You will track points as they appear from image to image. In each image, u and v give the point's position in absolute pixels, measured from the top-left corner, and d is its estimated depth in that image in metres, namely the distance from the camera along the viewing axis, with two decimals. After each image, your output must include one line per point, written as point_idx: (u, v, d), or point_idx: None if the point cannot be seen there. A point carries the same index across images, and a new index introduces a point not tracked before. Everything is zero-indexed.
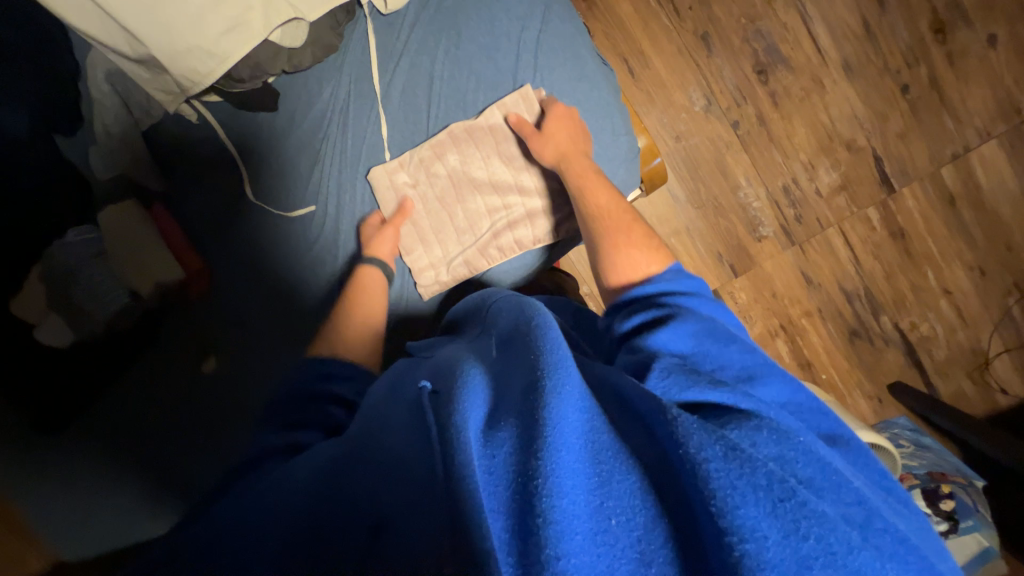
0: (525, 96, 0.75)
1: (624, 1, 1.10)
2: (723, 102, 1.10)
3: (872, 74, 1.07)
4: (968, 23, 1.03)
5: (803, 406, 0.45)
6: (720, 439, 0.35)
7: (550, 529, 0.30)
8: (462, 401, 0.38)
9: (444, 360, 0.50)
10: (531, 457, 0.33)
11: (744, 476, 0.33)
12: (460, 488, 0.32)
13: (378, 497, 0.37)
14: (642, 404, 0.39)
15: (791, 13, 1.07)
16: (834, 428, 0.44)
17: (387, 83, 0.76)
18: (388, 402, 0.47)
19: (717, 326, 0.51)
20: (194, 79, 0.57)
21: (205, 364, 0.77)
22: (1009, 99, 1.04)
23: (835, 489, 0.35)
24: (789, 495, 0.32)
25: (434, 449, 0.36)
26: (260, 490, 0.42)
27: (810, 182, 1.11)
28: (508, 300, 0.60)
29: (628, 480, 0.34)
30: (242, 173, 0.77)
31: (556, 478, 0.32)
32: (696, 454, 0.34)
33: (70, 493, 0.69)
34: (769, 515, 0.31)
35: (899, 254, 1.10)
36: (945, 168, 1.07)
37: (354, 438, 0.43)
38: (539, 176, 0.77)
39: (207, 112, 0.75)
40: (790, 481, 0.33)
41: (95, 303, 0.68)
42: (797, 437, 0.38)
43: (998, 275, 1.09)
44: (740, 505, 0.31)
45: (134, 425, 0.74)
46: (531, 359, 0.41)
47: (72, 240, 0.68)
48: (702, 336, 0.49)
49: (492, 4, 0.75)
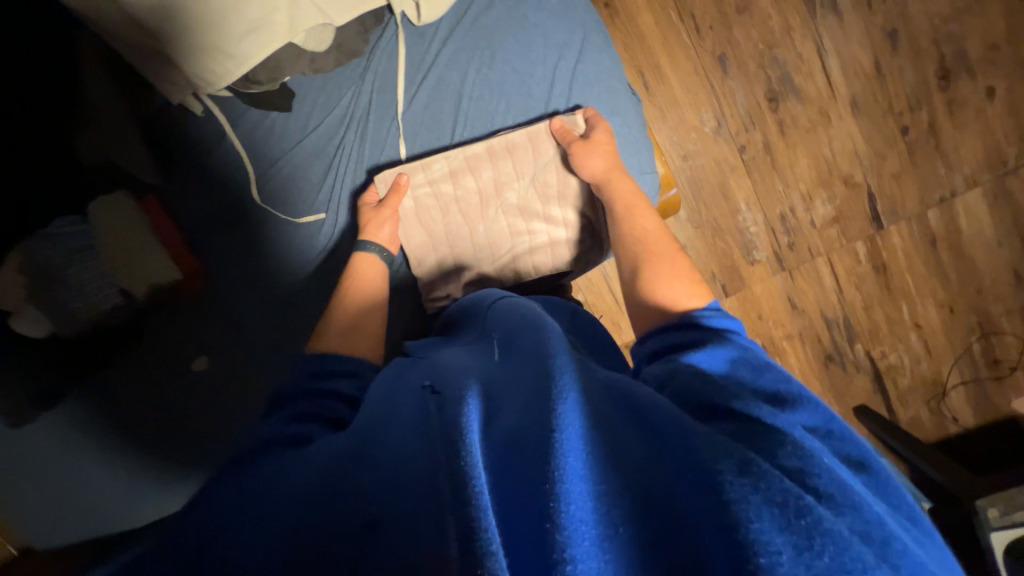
0: (572, 127, 0.73)
1: (646, 13, 1.09)
2: (732, 125, 1.11)
3: (876, 114, 1.09)
4: (971, 73, 1.07)
5: (839, 431, 0.40)
6: (732, 451, 0.33)
7: (561, 535, 0.29)
8: (466, 408, 0.37)
9: (443, 364, 0.50)
10: (541, 461, 0.32)
11: (758, 491, 0.30)
12: (461, 486, 0.31)
13: (367, 489, 0.34)
14: (655, 415, 0.38)
15: (808, 43, 1.08)
16: (864, 455, 0.39)
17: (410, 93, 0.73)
18: (382, 405, 0.47)
19: (751, 355, 0.48)
20: (207, 79, 0.56)
21: (193, 364, 0.74)
22: (997, 152, 1.09)
23: (860, 506, 0.31)
24: (801, 513, 0.29)
25: (438, 451, 0.35)
26: (260, 479, 0.40)
27: (806, 212, 1.14)
28: (515, 301, 0.60)
29: (635, 491, 0.33)
30: (247, 173, 0.73)
31: (565, 484, 0.31)
32: (711, 464, 0.32)
33: (47, 480, 0.70)
34: (782, 529, 0.29)
35: (879, 288, 1.15)
36: (931, 211, 1.12)
37: (359, 431, 0.43)
38: (567, 205, 0.75)
39: (216, 107, 0.71)
40: (803, 495, 0.30)
41: (84, 298, 0.67)
42: (817, 455, 0.35)
43: (965, 314, 1.15)
44: (755, 519, 0.29)
45: (110, 413, 0.72)
46: (538, 368, 0.41)
47: (59, 232, 0.66)
48: (737, 361, 0.47)
49: (531, 29, 0.73)
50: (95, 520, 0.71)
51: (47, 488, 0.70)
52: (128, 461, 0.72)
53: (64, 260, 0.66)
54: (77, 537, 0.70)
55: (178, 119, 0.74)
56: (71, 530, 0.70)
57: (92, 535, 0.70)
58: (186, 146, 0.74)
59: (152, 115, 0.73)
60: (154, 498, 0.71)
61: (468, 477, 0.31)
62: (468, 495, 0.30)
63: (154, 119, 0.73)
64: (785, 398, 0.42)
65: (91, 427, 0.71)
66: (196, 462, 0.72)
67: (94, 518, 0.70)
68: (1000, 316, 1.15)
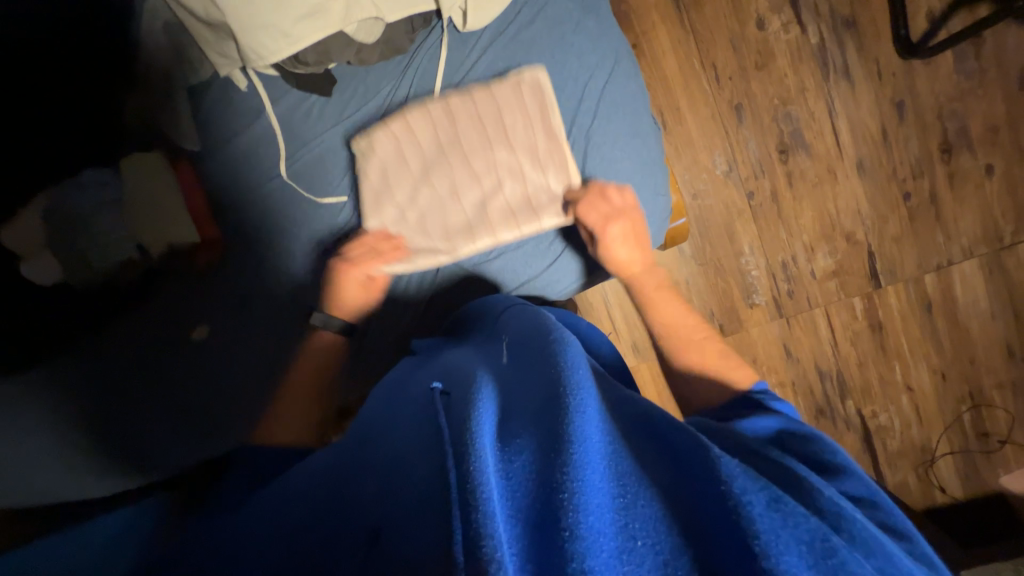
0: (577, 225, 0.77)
1: (670, 58, 1.15)
2: (743, 171, 1.16)
3: (880, 177, 1.14)
4: (972, 150, 1.12)
5: (879, 503, 0.43)
6: (767, 488, 0.35)
7: (578, 544, 0.30)
8: (478, 410, 0.39)
9: (454, 365, 0.52)
10: (558, 470, 0.33)
11: (787, 527, 0.32)
12: (471, 487, 0.32)
13: (376, 499, 0.38)
14: (678, 441, 0.40)
15: (820, 103, 1.14)
16: (893, 523, 0.41)
17: (432, 110, 0.75)
18: (399, 407, 0.49)
19: (810, 434, 0.52)
20: (261, 53, 0.61)
21: (194, 333, 0.75)
22: (995, 227, 1.13)
23: (888, 558, 0.34)
24: (827, 551, 0.32)
25: (446, 446, 0.36)
26: (276, 509, 0.45)
27: (808, 263, 1.17)
28: (519, 311, 0.63)
29: (661, 509, 0.34)
30: (278, 147, 0.76)
31: (584, 495, 0.32)
32: (738, 494, 0.34)
33: (23, 435, 0.70)
34: (808, 565, 0.30)
35: (874, 346, 1.17)
36: (929, 276, 1.15)
37: (360, 454, 0.45)
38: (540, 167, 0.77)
39: (259, 83, 0.74)
40: (829, 535, 0.33)
41: (102, 252, 0.70)
42: (843, 505, 0.37)
43: (957, 382, 1.16)
44: (784, 551, 0.31)
45: (100, 374, 0.72)
46: (552, 377, 0.43)
47: (87, 182, 0.71)
48: (782, 432, 0.53)
49: (567, 47, 0.78)
50: (67, 486, 0.72)
51: (27, 447, 0.70)
52: (110, 430, 0.72)
53: (88, 209, 0.70)
54: (44, 499, 0.71)
55: (218, 85, 0.75)
56: (55, 491, 0.71)
57: (58, 497, 0.72)
58: (219, 113, 0.76)
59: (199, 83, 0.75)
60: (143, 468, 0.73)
61: (474, 483, 0.32)
62: (477, 502, 0.31)
63: (197, 85, 0.75)
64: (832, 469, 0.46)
65: (78, 388, 0.72)
66: (190, 433, 0.74)
67: (79, 482, 0.72)
68: (991, 388, 1.15)
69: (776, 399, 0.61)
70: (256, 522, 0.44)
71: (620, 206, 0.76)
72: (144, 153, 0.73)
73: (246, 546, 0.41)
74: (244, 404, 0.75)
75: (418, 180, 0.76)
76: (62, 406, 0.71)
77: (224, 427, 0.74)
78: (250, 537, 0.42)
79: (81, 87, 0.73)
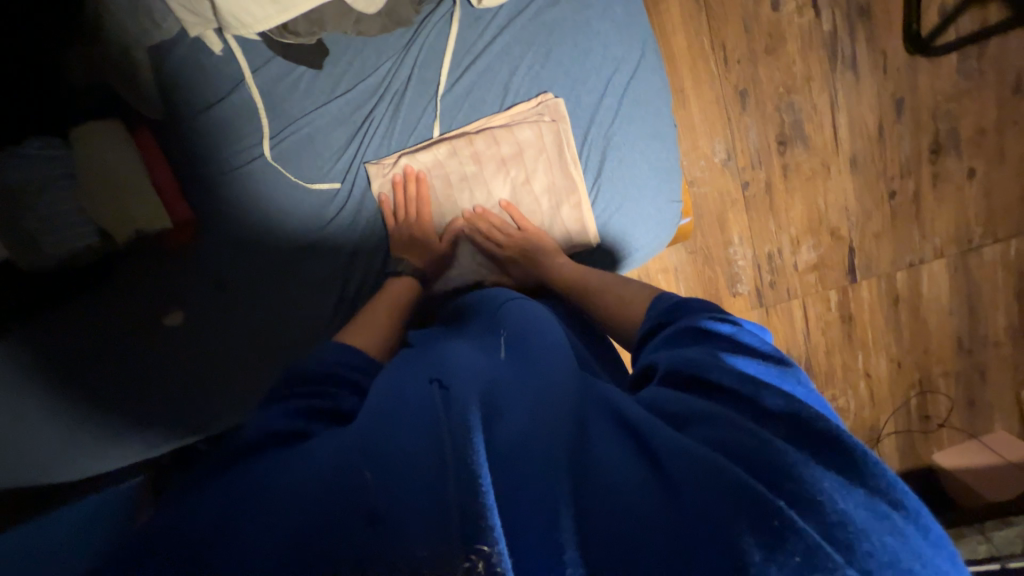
0: (592, 235, 0.78)
1: (680, 35, 1.10)
2: (741, 161, 1.14)
3: (870, 174, 1.15)
4: (958, 152, 1.14)
5: (811, 410, 0.37)
6: (712, 461, 0.34)
7: (561, 534, 0.32)
8: (467, 408, 0.39)
9: (451, 356, 0.50)
10: (540, 470, 0.35)
11: (724, 489, 0.32)
12: (467, 478, 0.34)
13: (373, 479, 0.36)
14: (640, 418, 0.39)
15: (823, 95, 1.12)
16: (842, 433, 0.36)
17: (453, 146, 0.75)
18: (393, 387, 0.47)
19: (720, 359, 0.43)
20: (244, 19, 0.57)
21: (168, 317, 0.72)
22: (966, 228, 1.18)
23: (822, 507, 0.32)
24: (770, 515, 0.31)
25: (442, 437, 0.37)
26: (245, 486, 0.39)
27: (792, 255, 1.19)
28: (528, 308, 0.59)
29: (629, 500, 0.34)
30: (260, 122, 0.72)
31: (559, 486, 0.34)
32: (699, 471, 0.34)
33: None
34: (757, 532, 0.30)
35: (842, 336, 1.22)
36: (901, 272, 1.20)
37: (373, 417, 0.42)
38: (557, 192, 0.78)
39: (236, 48, 0.69)
40: (771, 496, 0.32)
41: (52, 236, 0.65)
42: (786, 454, 0.34)
43: (910, 370, 1.24)
44: (735, 525, 0.31)
45: (71, 352, 0.69)
46: (544, 378, 0.44)
47: (31, 155, 0.64)
48: (705, 359, 0.43)
49: (592, 36, 0.76)
50: (49, 469, 0.70)
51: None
52: (90, 412, 0.70)
53: (37, 186, 0.64)
54: (20, 478, 0.68)
55: (183, 47, 0.69)
56: (38, 472, 0.69)
57: (36, 478, 0.69)
58: (186, 79, 0.70)
59: (158, 48, 0.69)
60: (128, 450, 0.71)
61: (471, 474, 0.34)
62: (475, 491, 0.33)
63: (157, 49, 0.69)
64: (751, 390, 0.39)
65: (54, 373, 0.69)
66: (172, 415, 0.72)
67: (63, 462, 0.69)
68: (938, 376, 1.24)
69: (719, 320, 0.49)
70: (223, 490, 0.40)
71: (518, 235, 0.76)
72: (105, 124, 0.68)
73: (221, 514, 0.37)
74: (234, 391, 0.73)
75: (437, 215, 0.78)
76: (35, 386, 0.69)
77: (213, 415, 0.72)
78: (235, 490, 0.39)
79: (39, 64, 0.67)
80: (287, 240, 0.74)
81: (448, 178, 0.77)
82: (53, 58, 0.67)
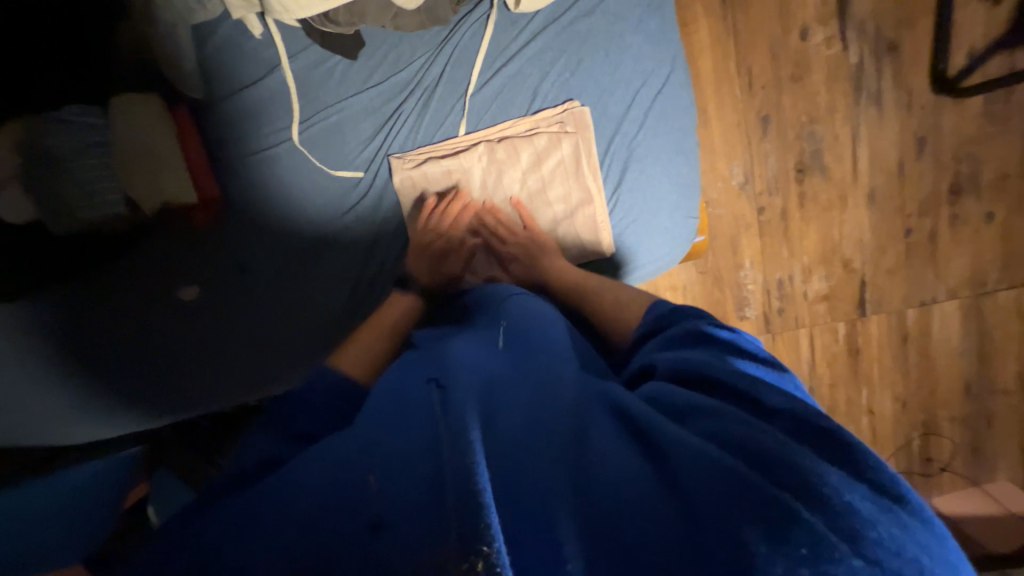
0: (606, 245, 0.78)
1: (706, 57, 1.11)
2: (758, 186, 1.14)
3: (887, 210, 1.15)
4: (978, 195, 1.14)
5: (811, 412, 0.37)
6: (722, 465, 0.33)
7: (562, 537, 0.32)
8: (467, 404, 0.38)
9: (451, 350, 0.48)
10: (540, 476, 0.35)
11: (728, 486, 0.32)
12: (465, 476, 0.33)
13: (378, 472, 0.36)
14: (645, 416, 0.39)
15: (846, 127, 1.12)
16: (836, 428, 0.35)
17: (478, 154, 0.76)
18: (398, 382, 0.46)
19: (720, 360, 0.44)
20: (287, 5, 0.61)
21: (179, 292, 0.73)
22: (981, 272, 1.17)
23: (827, 500, 0.31)
24: (775, 508, 0.31)
25: (440, 433, 0.37)
26: (261, 490, 0.39)
27: (803, 284, 1.18)
28: (529, 302, 0.59)
29: (632, 502, 0.33)
30: (291, 106, 0.74)
31: (561, 493, 0.34)
32: (709, 480, 0.33)
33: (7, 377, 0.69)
34: (757, 524, 0.30)
35: (848, 370, 1.21)
36: (912, 310, 1.19)
37: (368, 426, 0.41)
38: (571, 206, 0.78)
39: (276, 32, 0.71)
40: (775, 490, 0.31)
41: (86, 204, 0.67)
42: (795, 449, 0.34)
43: (915, 411, 1.22)
44: (738, 520, 0.31)
45: (83, 319, 0.71)
46: (546, 378, 0.44)
47: (69, 121, 0.65)
48: (711, 362, 0.43)
49: (624, 48, 0.77)
50: (53, 434, 0.71)
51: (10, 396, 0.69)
52: (97, 379, 0.71)
53: (71, 150, 0.65)
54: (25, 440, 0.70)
55: (225, 28, 0.72)
56: (40, 437, 0.70)
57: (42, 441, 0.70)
58: (224, 59, 0.72)
59: (203, 28, 0.71)
60: (128, 421, 0.72)
61: (468, 472, 0.33)
62: (473, 488, 0.32)
63: (201, 27, 0.71)
64: (751, 400, 0.39)
65: (63, 340, 0.70)
66: (175, 389, 0.73)
67: (67, 428, 0.71)
68: (943, 420, 1.22)
69: (718, 326, 0.50)
70: (236, 500, 0.40)
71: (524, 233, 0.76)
72: (143, 96, 0.69)
73: (234, 525, 0.36)
74: (240, 370, 0.73)
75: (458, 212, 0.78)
76: (46, 351, 0.70)
77: (215, 392, 0.73)
78: (263, 492, 0.39)
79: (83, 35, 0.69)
80: (303, 226, 0.75)
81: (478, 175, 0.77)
82: (99, 30, 0.69)
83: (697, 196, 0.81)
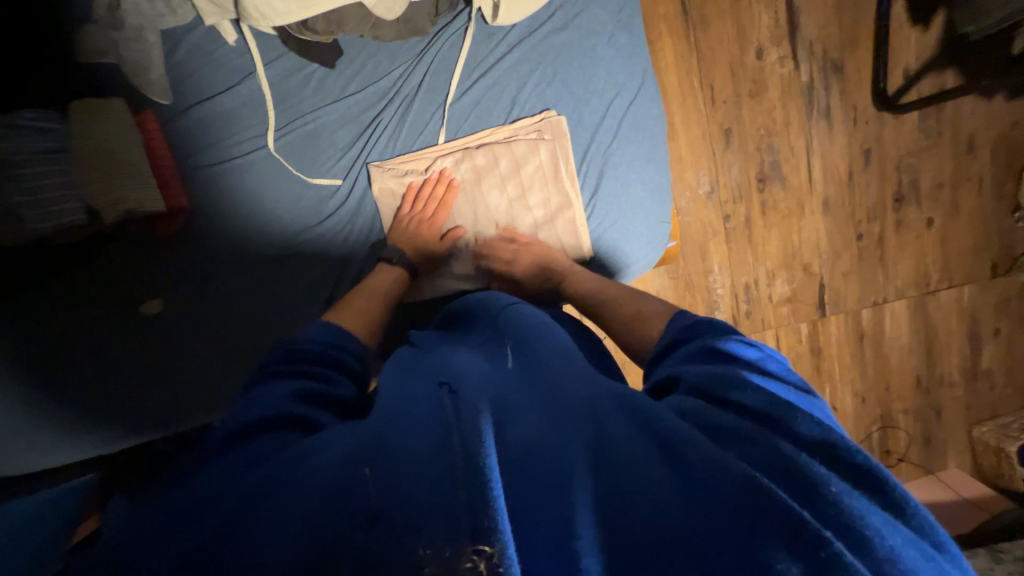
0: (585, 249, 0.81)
1: (671, 73, 1.17)
2: (723, 195, 1.20)
3: (840, 216, 1.23)
4: (919, 203, 1.24)
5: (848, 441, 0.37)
6: (754, 485, 0.33)
7: (577, 543, 0.31)
8: (481, 414, 0.38)
9: (455, 363, 0.49)
10: (551, 481, 0.35)
11: (765, 514, 0.31)
12: (480, 478, 0.33)
13: (386, 481, 0.35)
14: (673, 431, 0.38)
15: (800, 140, 1.20)
16: (871, 463, 0.35)
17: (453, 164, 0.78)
18: (405, 396, 0.45)
19: (741, 375, 0.43)
20: (265, 12, 0.60)
21: (148, 304, 0.70)
22: (924, 273, 1.26)
23: (867, 541, 0.31)
24: (817, 543, 0.30)
25: (451, 437, 0.37)
26: (244, 487, 0.38)
27: (767, 287, 1.24)
28: (523, 312, 0.60)
29: (655, 516, 0.33)
30: (268, 113, 0.73)
31: (577, 504, 0.33)
32: (736, 494, 0.32)
33: None
34: (796, 555, 0.29)
35: (811, 368, 1.27)
36: (866, 310, 1.27)
37: (363, 430, 0.41)
38: (551, 208, 0.80)
39: (250, 38, 0.71)
40: (817, 525, 0.31)
41: (36, 208, 0.62)
42: (833, 481, 0.33)
43: (874, 406, 1.29)
44: (770, 545, 0.30)
45: (41, 331, 0.66)
46: (548, 388, 0.44)
47: (25, 126, 0.62)
48: (735, 377, 0.43)
49: (597, 61, 0.80)
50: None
51: None
52: (52, 397, 0.66)
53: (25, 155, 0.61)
54: None
55: (196, 32, 0.71)
56: None
57: None
58: (196, 64, 0.71)
59: (172, 32, 0.70)
60: (82, 441, 0.67)
61: (484, 476, 0.33)
62: (484, 484, 0.33)
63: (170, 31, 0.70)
64: (776, 417, 0.38)
65: (17, 354, 0.65)
66: (137, 407, 0.69)
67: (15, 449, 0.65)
68: (898, 413, 1.30)
69: (740, 341, 0.49)
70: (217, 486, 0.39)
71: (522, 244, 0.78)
72: (110, 100, 0.66)
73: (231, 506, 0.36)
74: (208, 387, 0.70)
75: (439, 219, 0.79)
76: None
77: (179, 410, 0.69)
78: (243, 492, 0.37)
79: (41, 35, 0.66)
80: (281, 237, 0.74)
81: (454, 186, 0.78)
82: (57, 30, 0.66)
83: (669, 201, 0.84)
